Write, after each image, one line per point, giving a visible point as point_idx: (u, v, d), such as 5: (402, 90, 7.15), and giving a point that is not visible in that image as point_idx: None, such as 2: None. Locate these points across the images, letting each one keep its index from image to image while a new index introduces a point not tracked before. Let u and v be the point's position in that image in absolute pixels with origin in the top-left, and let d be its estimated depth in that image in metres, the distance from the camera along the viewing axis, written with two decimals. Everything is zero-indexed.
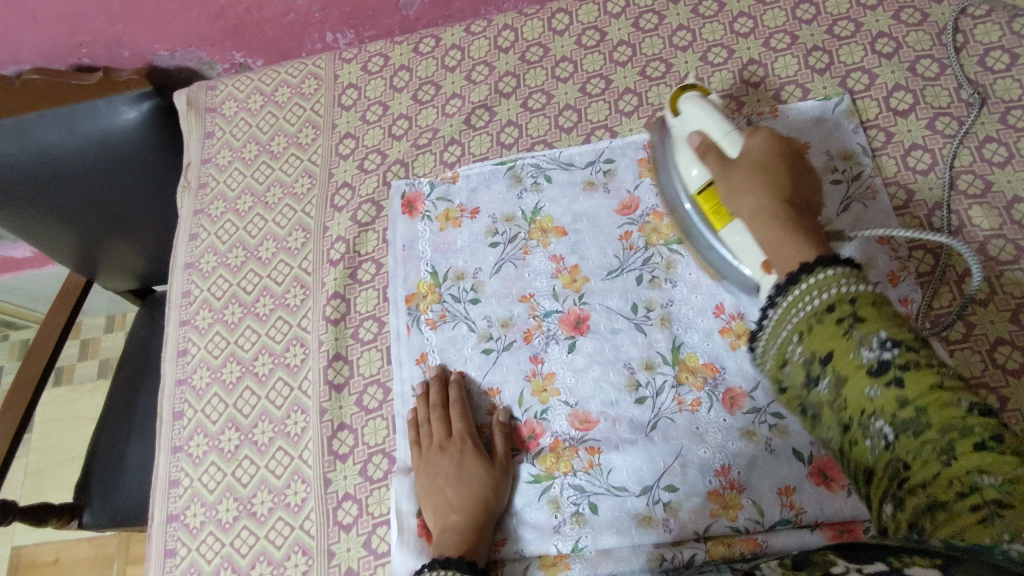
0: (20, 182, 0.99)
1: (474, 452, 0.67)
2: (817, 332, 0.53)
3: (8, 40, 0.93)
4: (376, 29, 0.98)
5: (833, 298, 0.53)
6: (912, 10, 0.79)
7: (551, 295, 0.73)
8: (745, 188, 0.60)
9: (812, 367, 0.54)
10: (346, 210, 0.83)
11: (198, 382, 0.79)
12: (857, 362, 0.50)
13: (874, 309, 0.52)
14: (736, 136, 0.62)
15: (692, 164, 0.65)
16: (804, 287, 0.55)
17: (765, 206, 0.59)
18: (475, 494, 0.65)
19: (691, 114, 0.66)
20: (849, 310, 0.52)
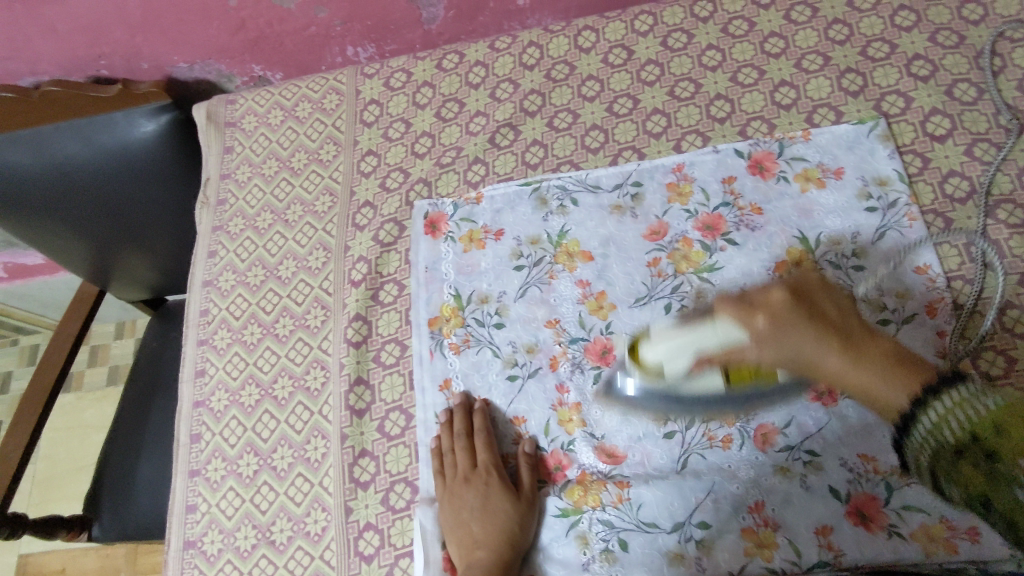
0: (37, 192, 1.00)
1: (499, 485, 0.66)
2: (943, 467, 0.52)
3: (27, 51, 0.92)
4: (397, 43, 0.97)
5: (956, 436, 0.51)
6: (948, 31, 0.77)
7: (577, 321, 0.72)
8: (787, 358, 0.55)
9: (976, 508, 0.50)
10: (367, 229, 0.81)
11: (216, 404, 0.78)
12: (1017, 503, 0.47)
13: (1007, 437, 0.48)
14: (730, 326, 0.54)
15: (698, 383, 0.59)
16: (934, 415, 0.52)
17: (822, 365, 0.55)
18: (502, 529, 0.64)
19: (668, 355, 0.57)
20: (978, 448, 0.49)
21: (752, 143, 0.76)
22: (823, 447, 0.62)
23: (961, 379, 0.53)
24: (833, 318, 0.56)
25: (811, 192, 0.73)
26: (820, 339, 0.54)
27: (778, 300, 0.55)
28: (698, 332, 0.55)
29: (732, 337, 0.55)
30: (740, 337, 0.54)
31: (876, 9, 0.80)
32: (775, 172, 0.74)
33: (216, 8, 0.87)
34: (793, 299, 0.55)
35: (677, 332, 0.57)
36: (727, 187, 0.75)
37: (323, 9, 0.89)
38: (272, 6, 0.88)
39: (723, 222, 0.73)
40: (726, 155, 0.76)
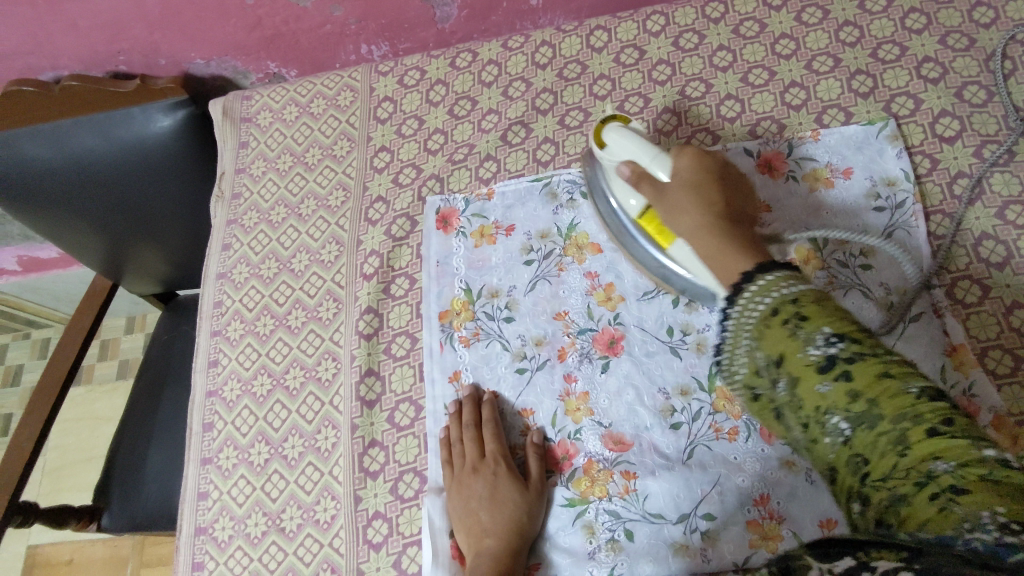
0: (56, 185, 1.02)
1: (508, 476, 0.67)
2: (771, 338, 0.47)
3: (48, 46, 0.94)
4: (411, 42, 0.98)
5: (775, 302, 0.48)
6: (958, 34, 0.78)
7: (586, 315, 0.72)
8: (677, 211, 0.58)
9: (771, 373, 0.48)
10: (380, 224, 0.82)
11: (229, 393, 0.79)
12: (806, 361, 0.45)
13: (819, 306, 0.47)
14: (666, 159, 0.60)
15: (629, 191, 0.65)
16: (761, 284, 0.49)
17: (698, 225, 0.57)
18: (510, 518, 0.64)
19: (619, 142, 0.64)
20: (793, 310, 0.47)
21: (761, 142, 0.77)
22: None
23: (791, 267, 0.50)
24: (729, 203, 0.59)
25: (819, 191, 0.74)
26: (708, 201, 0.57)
27: (702, 162, 0.60)
28: (646, 146, 0.62)
29: (661, 166, 0.60)
30: (665, 169, 0.60)
31: (887, 12, 0.81)
32: (784, 171, 0.75)
33: (234, 6, 0.89)
34: (718, 175, 0.60)
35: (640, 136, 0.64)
36: None
37: (339, 8, 0.90)
38: (289, 5, 0.89)
39: None
40: (735, 154, 0.77)
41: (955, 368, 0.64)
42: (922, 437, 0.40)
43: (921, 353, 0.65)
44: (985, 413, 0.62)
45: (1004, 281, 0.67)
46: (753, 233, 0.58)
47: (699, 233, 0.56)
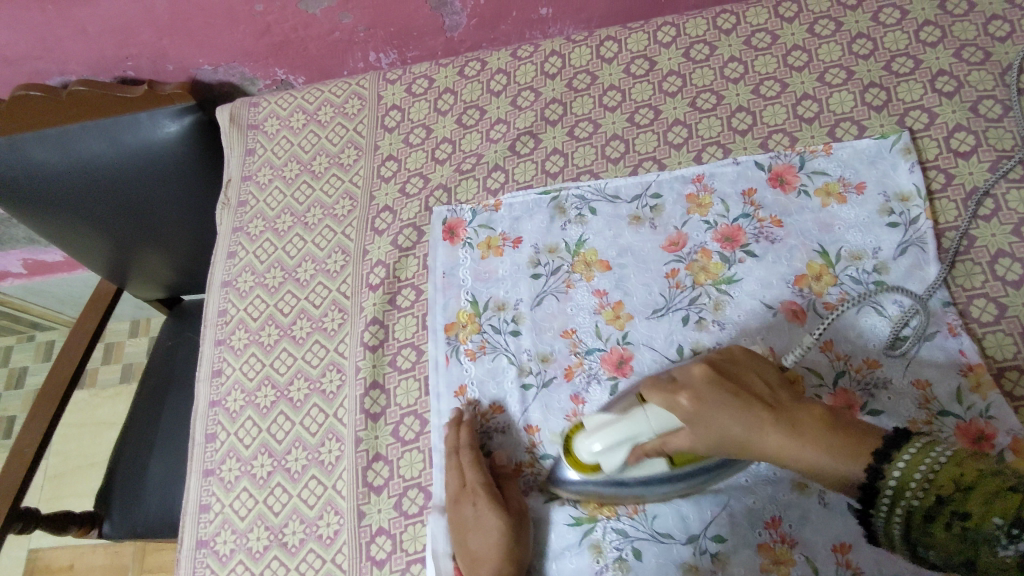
0: (62, 190, 1.01)
1: (488, 498, 0.64)
2: (936, 542, 0.46)
3: (56, 51, 0.94)
4: (419, 50, 0.97)
5: (926, 503, 0.46)
6: (974, 48, 0.77)
7: (593, 332, 0.71)
8: (724, 435, 0.54)
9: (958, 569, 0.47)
10: (386, 234, 0.82)
11: (232, 404, 0.78)
12: (1002, 563, 0.43)
13: (970, 492, 0.45)
14: (660, 414, 0.56)
15: (646, 464, 0.59)
16: (895, 483, 0.47)
17: (770, 451, 0.53)
18: (501, 540, 0.62)
19: (604, 449, 0.58)
20: (946, 511, 0.45)
21: (773, 155, 0.76)
22: None
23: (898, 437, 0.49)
24: (761, 393, 0.55)
25: (832, 206, 0.72)
26: (750, 409, 0.54)
27: (702, 379, 0.55)
28: (632, 421, 0.57)
29: (665, 424, 0.56)
30: (675, 421, 0.56)
31: (901, 24, 0.80)
32: (796, 185, 0.74)
33: (243, 12, 0.89)
34: (720, 375, 0.56)
35: (610, 419, 0.59)
36: (747, 200, 0.75)
37: (348, 15, 0.90)
38: (298, 12, 0.89)
39: (743, 234, 0.73)
40: (746, 167, 0.76)
41: (971, 389, 0.63)
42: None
43: (936, 374, 0.64)
44: (1003, 435, 0.60)
45: (1021, 300, 0.66)
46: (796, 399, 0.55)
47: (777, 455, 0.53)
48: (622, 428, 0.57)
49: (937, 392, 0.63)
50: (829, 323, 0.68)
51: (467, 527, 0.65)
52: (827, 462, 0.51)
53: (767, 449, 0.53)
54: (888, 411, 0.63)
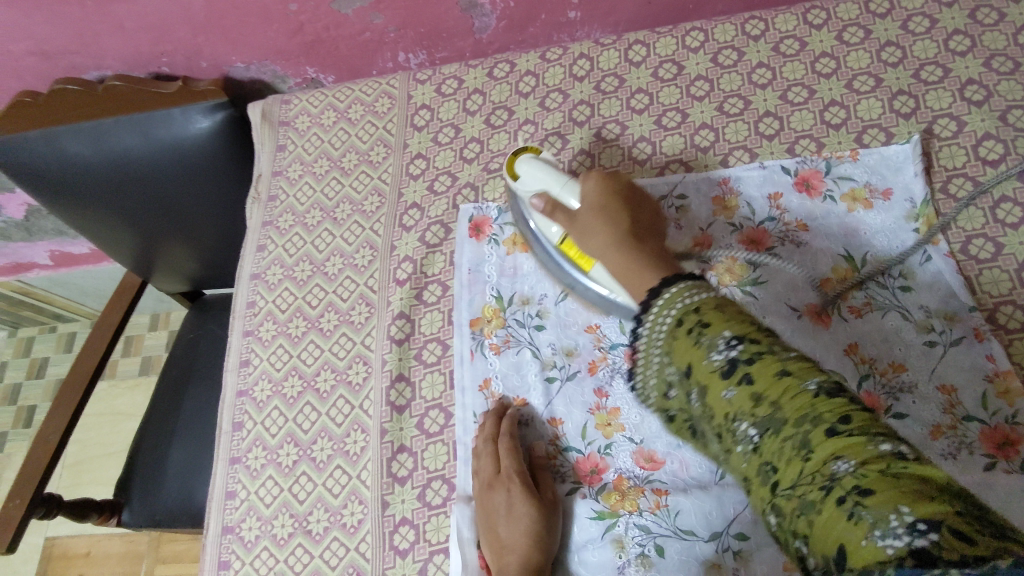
0: (96, 182, 1.04)
1: (521, 489, 0.64)
2: (674, 339, 0.50)
3: (93, 46, 0.96)
4: (448, 51, 0.99)
5: (681, 314, 0.51)
6: (1003, 57, 0.77)
7: (618, 329, 0.72)
8: (587, 233, 0.62)
9: (686, 383, 0.50)
10: (414, 230, 0.83)
11: (259, 394, 0.79)
12: (710, 366, 0.47)
13: (719, 313, 0.49)
14: (573, 185, 0.66)
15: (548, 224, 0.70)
16: (668, 295, 0.53)
17: (605, 247, 0.61)
18: (531, 532, 0.63)
19: (530, 175, 0.69)
20: (695, 319, 0.50)
21: (799, 160, 0.77)
22: None
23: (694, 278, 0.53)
24: (640, 223, 0.62)
25: (858, 212, 0.73)
26: (615, 221, 0.61)
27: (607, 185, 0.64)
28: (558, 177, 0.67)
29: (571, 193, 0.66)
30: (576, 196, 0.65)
31: (930, 33, 0.80)
32: (822, 190, 0.75)
33: (278, 11, 0.91)
34: (626, 196, 0.64)
35: (550, 170, 0.68)
36: (773, 203, 0.75)
37: (379, 16, 0.92)
38: (331, 11, 0.91)
39: (768, 236, 0.74)
40: (773, 171, 0.77)
41: (998, 395, 0.63)
42: (828, 439, 0.40)
43: (961, 379, 0.64)
44: None
45: None
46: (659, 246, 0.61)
47: (607, 253, 0.60)
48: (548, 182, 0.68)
49: (962, 397, 0.64)
50: (853, 326, 0.68)
51: (497, 515, 0.65)
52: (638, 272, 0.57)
53: (600, 243, 0.61)
54: (912, 415, 0.64)
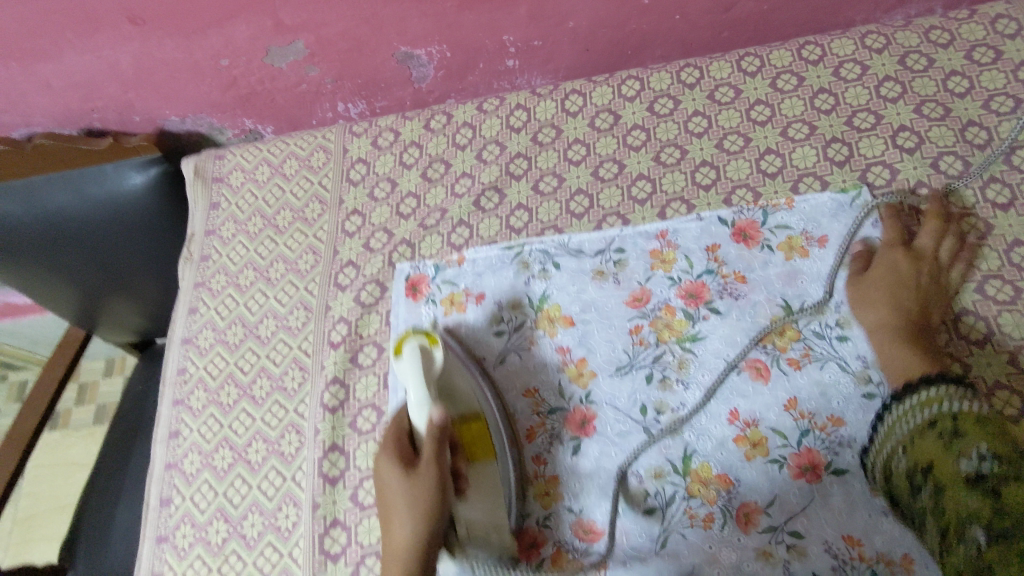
0: (28, 240, 1.01)
1: (408, 481, 0.61)
2: (922, 451, 0.56)
3: (20, 104, 0.93)
4: (387, 100, 0.97)
5: (936, 416, 0.58)
6: (934, 104, 0.77)
7: (557, 392, 0.71)
8: (893, 287, 0.67)
9: (914, 477, 0.56)
10: (349, 290, 0.81)
11: (188, 466, 0.76)
12: (959, 471, 0.53)
13: (977, 426, 0.55)
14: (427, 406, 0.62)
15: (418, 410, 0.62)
16: (925, 395, 0.59)
17: (904, 303, 0.66)
18: (410, 510, 0.60)
19: (408, 376, 0.63)
20: (950, 427, 0.56)
21: (736, 210, 0.76)
22: (807, 526, 0.61)
23: (942, 380, 0.60)
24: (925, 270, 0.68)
25: (795, 261, 0.72)
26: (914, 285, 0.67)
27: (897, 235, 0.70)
28: (419, 388, 0.62)
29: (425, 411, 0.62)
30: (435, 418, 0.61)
31: (862, 79, 0.80)
32: (759, 240, 0.74)
33: (208, 66, 0.89)
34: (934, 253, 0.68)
35: (424, 373, 0.63)
36: (711, 255, 0.74)
37: (314, 68, 0.90)
38: (263, 65, 0.89)
39: (707, 290, 0.72)
40: (709, 223, 0.76)
41: None
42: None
43: None
44: None
45: (984, 360, 0.65)
46: (936, 287, 0.67)
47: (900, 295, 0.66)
48: (419, 392, 0.62)
49: None
50: (795, 380, 0.67)
51: (387, 488, 0.63)
52: (917, 340, 0.64)
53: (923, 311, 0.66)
54: (853, 471, 0.62)
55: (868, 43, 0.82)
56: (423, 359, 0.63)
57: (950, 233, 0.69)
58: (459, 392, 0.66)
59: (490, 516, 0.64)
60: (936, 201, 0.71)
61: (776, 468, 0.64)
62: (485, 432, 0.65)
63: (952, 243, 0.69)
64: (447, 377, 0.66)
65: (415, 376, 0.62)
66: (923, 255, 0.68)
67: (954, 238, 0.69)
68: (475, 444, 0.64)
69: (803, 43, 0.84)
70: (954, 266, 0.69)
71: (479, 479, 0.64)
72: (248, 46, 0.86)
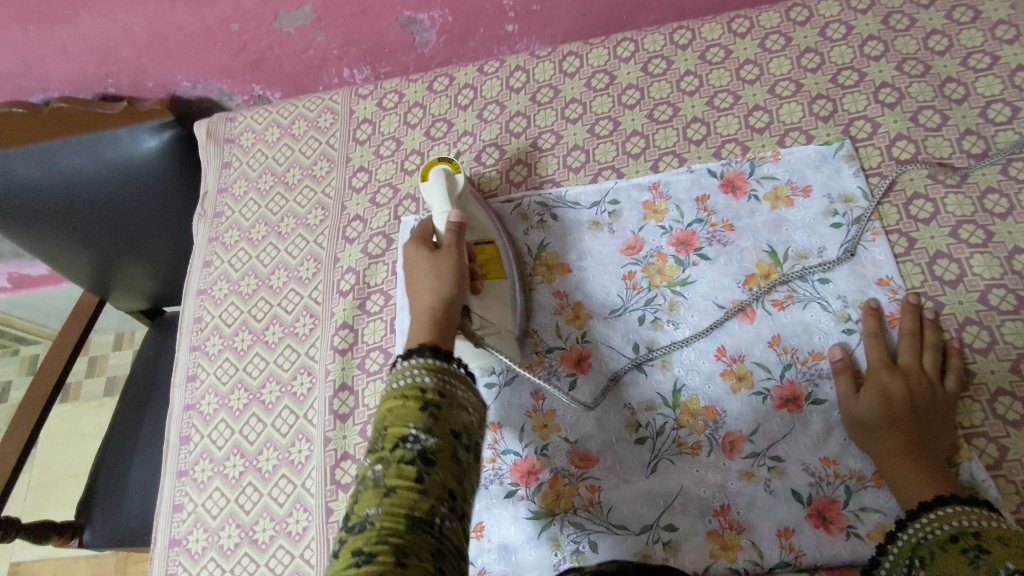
0: (45, 204, 1.05)
1: (434, 255, 0.63)
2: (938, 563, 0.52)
3: (39, 69, 0.97)
4: (391, 66, 1.01)
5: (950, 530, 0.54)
6: (915, 61, 0.81)
7: (554, 332, 0.75)
8: (894, 414, 0.62)
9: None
10: (357, 242, 0.85)
11: (206, 407, 0.81)
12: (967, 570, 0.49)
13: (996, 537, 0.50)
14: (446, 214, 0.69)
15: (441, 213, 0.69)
16: (941, 514, 0.55)
17: (906, 433, 0.61)
18: (438, 273, 0.61)
19: (435, 194, 0.71)
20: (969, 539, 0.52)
21: (724, 162, 0.79)
22: (787, 451, 0.65)
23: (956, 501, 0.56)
24: (919, 387, 0.63)
25: (780, 209, 0.76)
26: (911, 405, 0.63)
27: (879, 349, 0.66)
28: (446, 203, 0.70)
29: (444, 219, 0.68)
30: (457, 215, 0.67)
31: (846, 39, 0.84)
32: (746, 190, 0.77)
33: (219, 31, 0.92)
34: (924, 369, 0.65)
35: (449, 190, 0.71)
36: (701, 205, 0.78)
37: (321, 33, 0.94)
38: (272, 30, 0.93)
39: (696, 237, 0.76)
40: (699, 174, 0.79)
41: None
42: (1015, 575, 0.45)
43: None
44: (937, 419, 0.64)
45: (957, 298, 0.68)
46: (939, 412, 0.63)
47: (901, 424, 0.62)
48: (444, 204, 0.70)
49: None
50: (778, 319, 0.71)
51: (410, 270, 0.63)
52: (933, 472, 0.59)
53: (931, 435, 0.62)
54: (831, 401, 0.66)
55: (853, 5, 0.86)
56: (447, 180, 0.72)
57: (928, 344, 0.66)
58: (475, 221, 0.75)
59: (500, 320, 0.70)
60: (908, 313, 0.67)
61: (760, 399, 0.68)
62: (495, 255, 0.74)
63: (934, 356, 0.65)
64: (465, 207, 0.74)
65: (440, 188, 0.70)
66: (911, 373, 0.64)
67: (937, 350, 0.66)
68: (489, 263, 0.73)
69: (791, 6, 0.87)
70: (944, 381, 0.64)
71: (490, 287, 0.71)
72: (257, 11, 0.89)
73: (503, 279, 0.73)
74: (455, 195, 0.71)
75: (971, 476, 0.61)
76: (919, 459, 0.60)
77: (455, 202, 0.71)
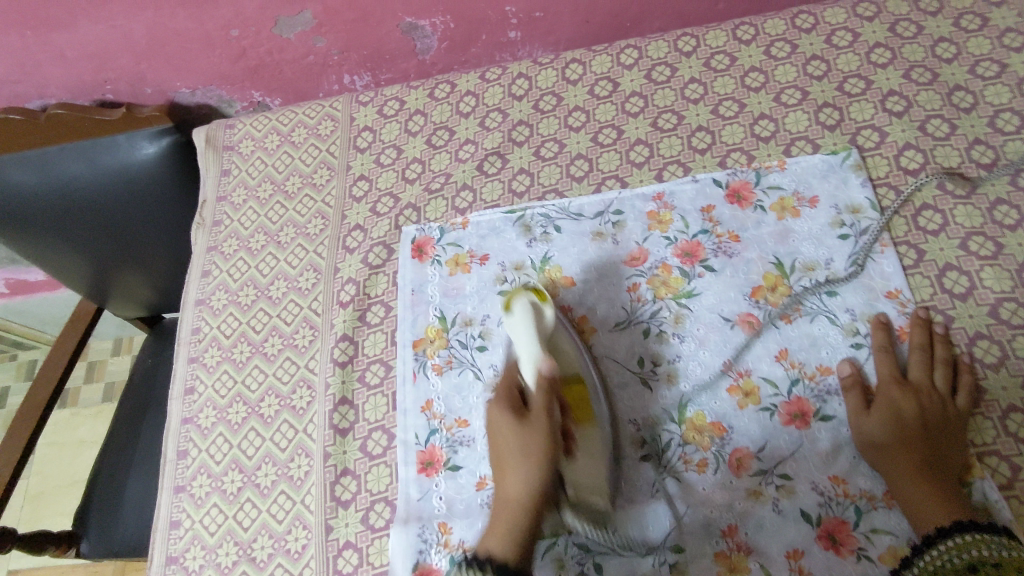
0: (42, 211, 1.04)
1: (518, 425, 0.60)
2: None
3: (36, 75, 0.96)
4: (392, 72, 1.00)
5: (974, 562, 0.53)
6: (922, 69, 0.80)
7: None
8: (904, 434, 0.61)
9: None
10: (357, 252, 0.83)
11: (204, 421, 0.79)
12: None
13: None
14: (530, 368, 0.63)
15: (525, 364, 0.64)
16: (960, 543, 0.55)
17: (917, 453, 0.61)
18: (525, 453, 0.59)
19: (519, 334, 0.65)
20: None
21: (730, 172, 0.78)
22: (795, 469, 0.64)
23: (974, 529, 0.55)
24: (930, 404, 0.62)
25: (786, 220, 0.75)
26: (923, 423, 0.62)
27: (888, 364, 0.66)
28: (532, 346, 0.64)
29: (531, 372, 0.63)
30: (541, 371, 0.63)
31: (853, 46, 0.83)
32: (752, 200, 0.76)
33: (218, 37, 0.91)
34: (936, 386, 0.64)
35: (537, 331, 0.65)
36: (706, 216, 0.77)
37: (321, 39, 0.93)
38: (271, 36, 0.91)
39: (702, 248, 0.75)
40: (704, 184, 0.78)
41: None
42: None
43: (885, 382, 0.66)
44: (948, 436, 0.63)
45: (967, 312, 0.67)
46: (950, 429, 0.62)
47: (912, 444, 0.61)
48: (531, 345, 0.64)
49: None
50: (785, 333, 0.69)
51: (497, 440, 0.62)
52: (945, 493, 0.58)
53: (942, 454, 0.61)
54: (840, 418, 0.65)
55: (859, 12, 0.85)
56: (534, 314, 0.66)
57: (939, 359, 0.65)
58: (566, 358, 0.67)
59: (598, 479, 0.63)
60: (919, 328, 0.66)
61: (767, 415, 0.66)
62: (586, 395, 0.66)
63: (945, 370, 0.64)
64: (553, 340, 0.67)
65: (527, 328, 0.65)
66: (921, 389, 0.64)
67: (948, 365, 0.65)
68: (578, 408, 0.65)
69: (797, 12, 0.86)
70: (956, 398, 0.63)
71: (583, 438, 0.64)
72: (257, 17, 0.88)
73: (595, 426, 0.65)
74: (545, 335, 0.65)
75: (984, 495, 0.60)
76: (931, 480, 0.59)
77: (544, 342, 0.65)
